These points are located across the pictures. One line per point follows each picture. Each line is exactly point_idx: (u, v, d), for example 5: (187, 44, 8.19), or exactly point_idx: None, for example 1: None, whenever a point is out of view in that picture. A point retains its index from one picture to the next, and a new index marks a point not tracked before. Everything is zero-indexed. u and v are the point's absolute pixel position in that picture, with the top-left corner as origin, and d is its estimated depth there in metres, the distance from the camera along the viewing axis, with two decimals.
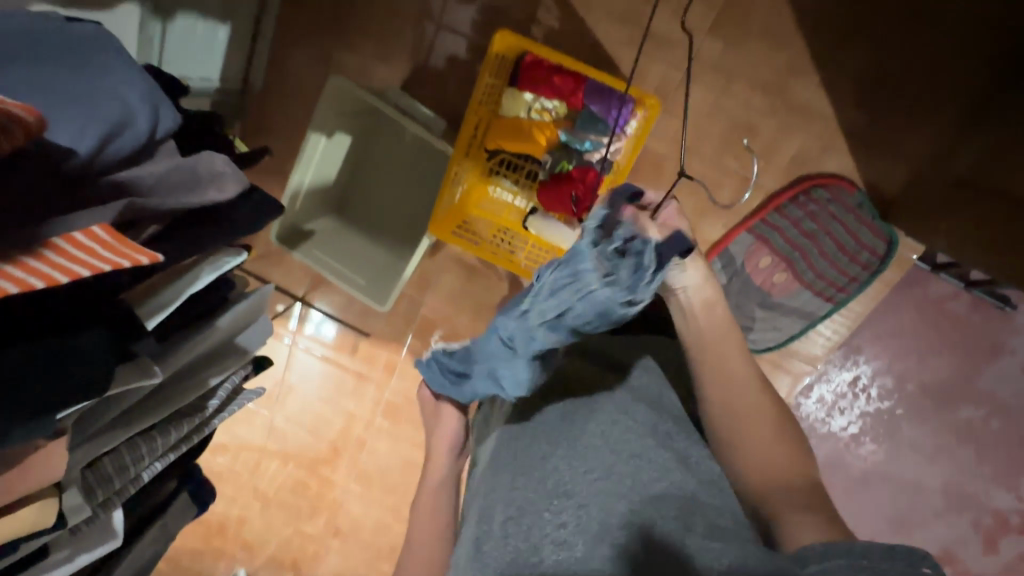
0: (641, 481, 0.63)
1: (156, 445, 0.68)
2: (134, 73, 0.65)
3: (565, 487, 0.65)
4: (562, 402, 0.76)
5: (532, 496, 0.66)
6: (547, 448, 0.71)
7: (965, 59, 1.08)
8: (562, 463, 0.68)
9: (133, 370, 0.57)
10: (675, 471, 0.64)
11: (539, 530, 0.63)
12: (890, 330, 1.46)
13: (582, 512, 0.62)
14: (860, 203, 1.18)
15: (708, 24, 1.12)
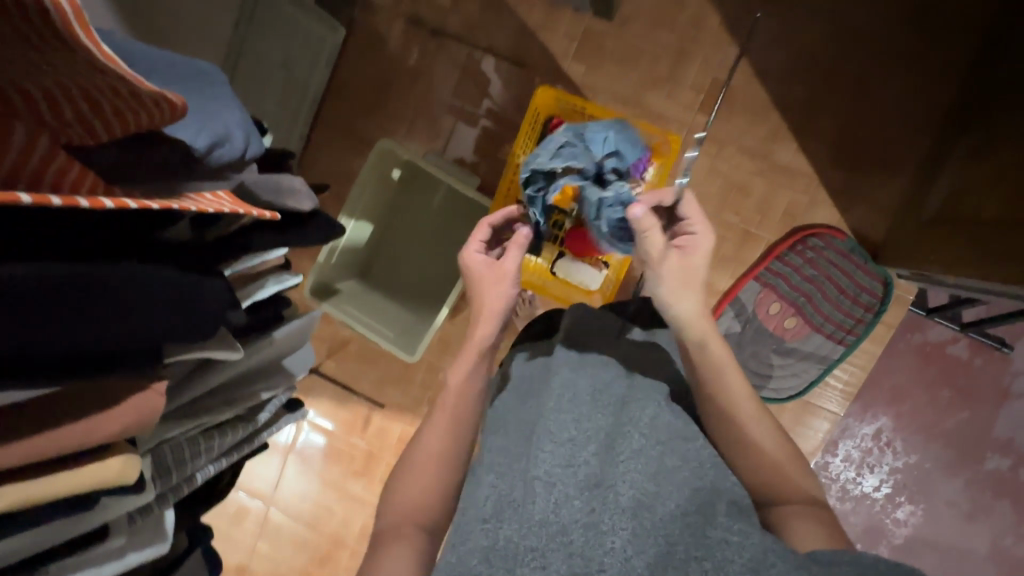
0: (670, 479, 0.62)
1: (212, 444, 0.68)
2: (236, 106, 0.74)
3: (595, 474, 0.61)
4: (588, 389, 0.72)
5: (561, 474, 0.61)
6: (574, 429, 0.66)
7: (915, 125, 1.28)
8: (594, 450, 0.64)
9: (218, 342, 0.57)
10: (700, 472, 0.64)
11: (568, 510, 0.57)
12: (904, 379, 1.49)
13: (595, 501, 0.58)
14: (851, 248, 1.31)
15: (698, 104, 1.33)
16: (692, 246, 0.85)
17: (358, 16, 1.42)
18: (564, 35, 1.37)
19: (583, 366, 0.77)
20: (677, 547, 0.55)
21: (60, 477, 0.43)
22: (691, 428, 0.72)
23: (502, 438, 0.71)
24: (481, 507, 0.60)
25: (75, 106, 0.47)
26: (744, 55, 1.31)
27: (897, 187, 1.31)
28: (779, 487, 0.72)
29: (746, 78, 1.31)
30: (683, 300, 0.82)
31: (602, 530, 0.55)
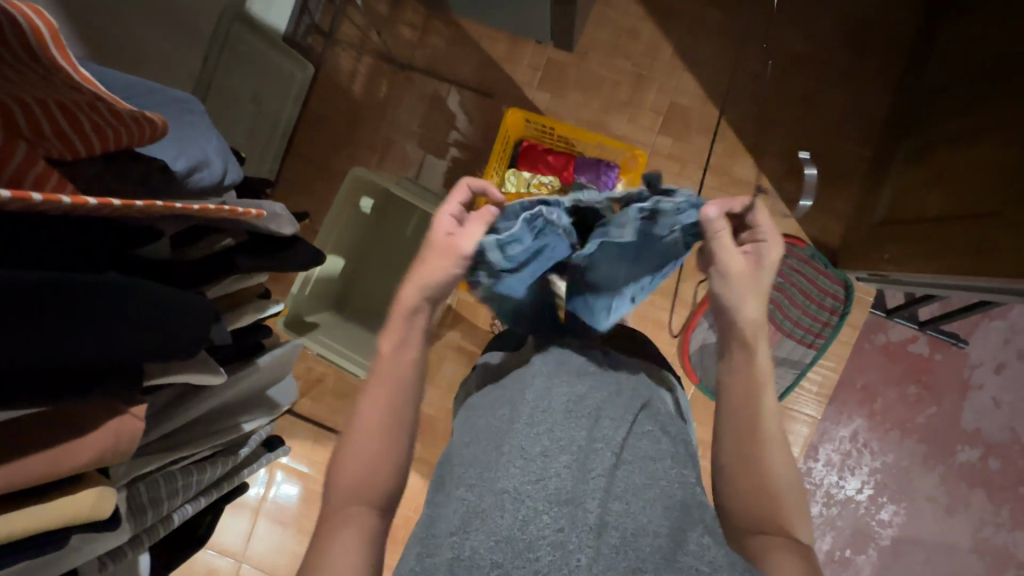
0: (640, 499, 0.60)
1: (190, 481, 0.62)
2: (214, 133, 0.73)
3: (565, 490, 0.59)
4: (562, 396, 0.69)
5: (530, 489, 0.59)
6: (546, 441, 0.64)
7: (856, 138, 1.39)
8: (566, 463, 0.61)
9: (197, 364, 0.54)
10: (672, 492, 0.62)
11: (536, 526, 0.56)
12: (873, 379, 1.55)
13: (562, 514, 0.57)
14: (811, 254, 1.38)
15: (658, 126, 1.41)
16: (762, 256, 0.70)
17: (326, 53, 1.45)
18: (528, 66, 1.43)
19: (560, 370, 0.73)
20: (643, 569, 0.53)
21: (29, 514, 0.39)
22: (664, 446, 0.67)
23: (474, 446, 0.68)
24: (450, 520, 0.59)
25: (53, 120, 0.46)
26: (697, 80, 1.40)
27: (846, 195, 1.40)
28: (763, 517, 0.65)
29: (700, 101, 1.40)
30: (751, 306, 0.69)
31: (569, 549, 0.54)
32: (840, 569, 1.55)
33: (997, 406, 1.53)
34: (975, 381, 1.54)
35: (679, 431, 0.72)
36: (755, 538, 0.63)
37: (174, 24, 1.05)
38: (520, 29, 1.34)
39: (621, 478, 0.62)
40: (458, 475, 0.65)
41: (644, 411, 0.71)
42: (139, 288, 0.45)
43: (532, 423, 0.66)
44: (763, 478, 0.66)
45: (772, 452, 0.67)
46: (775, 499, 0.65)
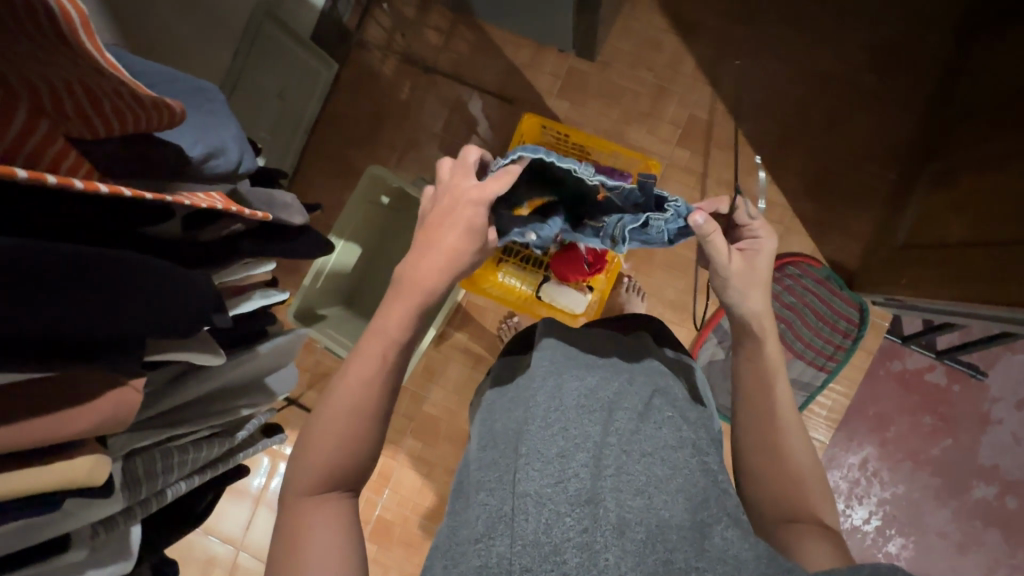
0: (660, 491, 0.56)
1: (188, 455, 0.64)
2: (231, 122, 0.75)
3: (587, 488, 0.54)
4: (573, 394, 0.65)
5: (551, 493, 0.54)
6: (561, 441, 0.59)
7: (879, 160, 1.36)
8: (584, 462, 0.57)
9: (196, 343, 0.56)
10: (692, 481, 0.59)
11: (561, 528, 0.50)
12: (886, 407, 1.50)
13: (585, 513, 0.52)
14: (826, 275, 1.36)
15: (676, 138, 1.40)
16: (756, 250, 0.75)
17: (352, 53, 1.48)
18: (549, 73, 1.44)
19: (568, 368, 0.69)
20: (674, 559, 0.49)
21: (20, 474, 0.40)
22: (684, 434, 0.64)
23: (490, 449, 0.65)
24: (474, 527, 0.54)
25: (75, 100, 0.47)
26: (718, 94, 1.39)
27: (866, 217, 1.37)
28: (791, 504, 0.66)
29: (721, 115, 1.39)
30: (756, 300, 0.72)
31: (597, 550, 0.49)
32: None
33: (1017, 443, 1.48)
34: (995, 415, 1.49)
35: (697, 422, 0.69)
36: (788, 529, 0.64)
37: (207, 17, 1.08)
38: (544, 37, 1.35)
39: (640, 469, 0.58)
40: (477, 481, 0.60)
41: (655, 399, 0.67)
42: (146, 265, 0.47)
43: (545, 422, 0.61)
44: (781, 465, 0.68)
45: (795, 440, 0.69)
46: (803, 488, 0.66)
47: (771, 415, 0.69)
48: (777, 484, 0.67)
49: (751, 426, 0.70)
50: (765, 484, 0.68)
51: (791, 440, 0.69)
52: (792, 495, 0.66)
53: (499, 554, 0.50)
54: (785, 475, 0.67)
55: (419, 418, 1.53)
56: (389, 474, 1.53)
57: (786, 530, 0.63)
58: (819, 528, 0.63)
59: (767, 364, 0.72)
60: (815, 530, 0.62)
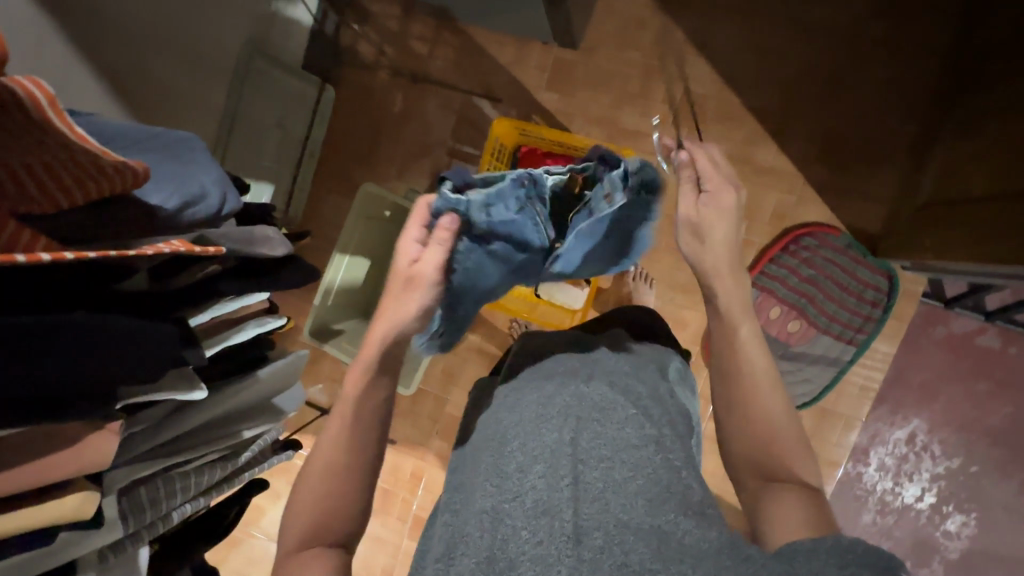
0: (617, 495, 0.54)
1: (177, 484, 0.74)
2: (212, 164, 0.82)
3: (543, 499, 0.53)
4: (533, 407, 0.65)
5: (509, 508, 0.54)
6: (521, 456, 0.59)
7: (898, 112, 1.25)
8: (540, 474, 0.56)
9: (163, 385, 0.62)
10: (654, 480, 0.56)
11: (516, 542, 0.50)
12: (933, 376, 1.37)
13: (540, 523, 0.51)
14: (848, 244, 1.27)
15: (671, 116, 1.35)
16: (720, 191, 0.72)
17: (345, 74, 1.53)
18: (535, 67, 1.42)
19: (533, 384, 0.70)
20: (629, 561, 0.47)
21: (26, 510, 0.50)
22: (646, 432, 0.62)
23: (460, 472, 0.67)
24: (437, 549, 0.56)
25: (34, 176, 0.54)
26: (712, 65, 1.33)
27: (889, 177, 1.27)
28: (770, 462, 0.64)
29: (717, 86, 1.32)
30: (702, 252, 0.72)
31: (549, 563, 0.48)
32: None
33: None
34: None
35: (665, 421, 0.66)
36: (763, 490, 0.62)
37: (200, 64, 1.16)
38: (524, 33, 1.34)
39: (597, 474, 0.56)
40: (445, 505, 0.63)
41: (615, 398, 0.65)
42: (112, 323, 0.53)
43: (505, 442, 0.62)
44: (759, 425, 0.65)
45: (773, 396, 0.66)
46: (783, 444, 0.64)
47: (744, 376, 0.67)
48: (754, 447, 0.65)
49: (724, 388, 0.68)
50: (743, 444, 0.66)
51: (769, 397, 0.66)
52: (771, 453, 0.64)
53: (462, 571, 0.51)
54: (765, 432, 0.65)
55: (444, 418, 1.58)
56: (420, 473, 1.59)
57: (764, 492, 0.62)
58: (798, 485, 0.61)
59: (736, 321, 0.70)
60: (792, 486, 0.61)
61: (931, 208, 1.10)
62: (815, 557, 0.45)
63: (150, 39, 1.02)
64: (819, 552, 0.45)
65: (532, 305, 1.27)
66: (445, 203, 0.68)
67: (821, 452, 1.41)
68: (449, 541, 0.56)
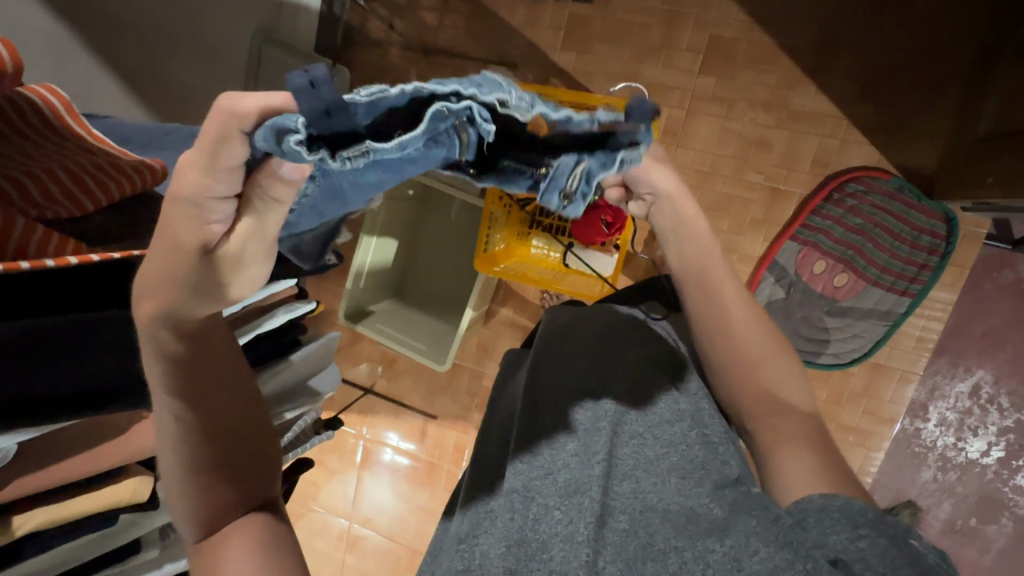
0: (651, 473, 0.54)
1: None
2: None
3: (574, 477, 0.54)
4: (560, 381, 0.64)
5: (539, 485, 0.54)
6: (551, 432, 0.59)
7: (955, 35, 1.13)
8: (573, 451, 0.57)
9: None
10: (688, 457, 0.56)
11: (547, 523, 0.51)
12: (1000, 324, 1.27)
13: (570, 501, 0.52)
14: (898, 187, 1.18)
15: (698, 65, 1.27)
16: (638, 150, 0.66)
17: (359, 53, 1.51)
18: (550, 27, 1.36)
19: (549, 348, 0.68)
20: (655, 541, 0.47)
21: (83, 496, 0.63)
22: (682, 406, 0.61)
23: (490, 449, 0.67)
24: (460, 527, 0.55)
25: (56, 180, 0.57)
26: (739, 4, 1.23)
27: (943, 110, 1.16)
28: (767, 400, 0.59)
29: (746, 25, 1.23)
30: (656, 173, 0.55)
31: (578, 542, 0.48)
32: (964, 539, 1.34)
33: None
34: None
35: (702, 391, 0.65)
36: (761, 435, 0.58)
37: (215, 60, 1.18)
38: None
39: (629, 451, 0.57)
40: (471, 481, 0.64)
41: (647, 372, 0.64)
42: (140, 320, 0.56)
43: (527, 413, 0.61)
44: (748, 361, 0.60)
45: (760, 334, 0.60)
46: (778, 381, 0.59)
47: (728, 312, 0.61)
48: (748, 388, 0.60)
49: (706, 326, 0.61)
50: (735, 387, 0.60)
51: (755, 332, 0.60)
52: (765, 393, 0.59)
53: (483, 553, 0.50)
54: (760, 374, 0.60)
55: (482, 392, 1.60)
56: (463, 446, 1.63)
57: (765, 437, 0.58)
58: (799, 423, 0.58)
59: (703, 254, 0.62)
60: (793, 424, 0.58)
61: (998, 138, 0.99)
62: (826, 516, 0.45)
63: (164, 37, 1.03)
64: (829, 510, 0.45)
65: (561, 274, 1.24)
66: (275, 144, 0.29)
67: (873, 407, 1.35)
68: (470, 520, 0.56)
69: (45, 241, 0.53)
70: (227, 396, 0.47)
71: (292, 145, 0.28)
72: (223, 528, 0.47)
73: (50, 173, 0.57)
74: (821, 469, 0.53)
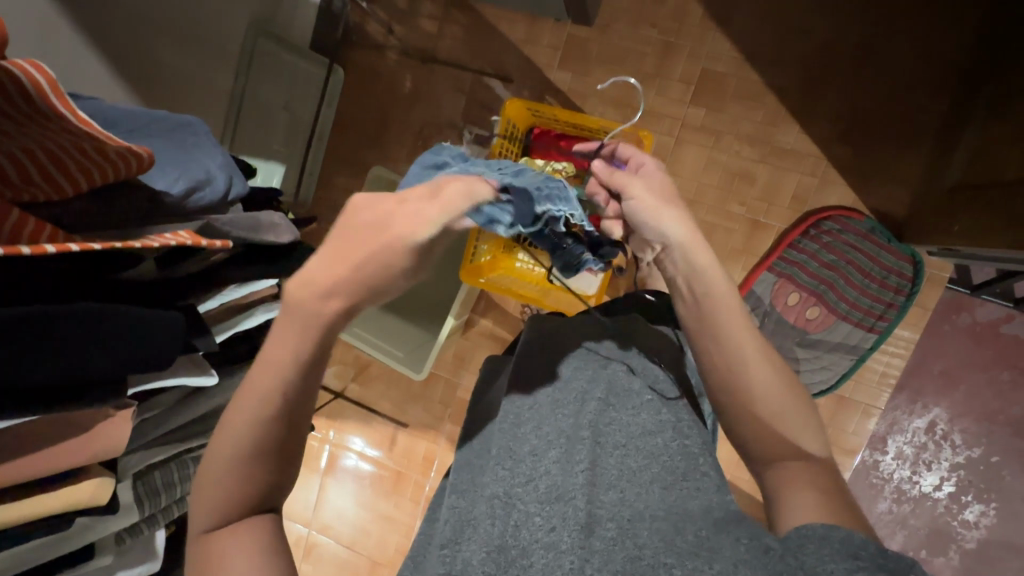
0: (633, 484, 0.54)
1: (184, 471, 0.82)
2: (200, 151, 0.78)
3: (556, 484, 0.54)
4: (546, 390, 0.64)
5: (520, 492, 0.54)
6: (534, 439, 0.59)
7: (928, 88, 1.20)
8: (555, 458, 0.56)
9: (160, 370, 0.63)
10: (669, 467, 0.57)
11: (528, 530, 0.50)
12: (956, 364, 1.33)
13: (553, 511, 0.51)
14: (871, 228, 1.23)
15: (689, 96, 1.31)
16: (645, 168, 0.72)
17: (354, 54, 1.50)
18: (547, 46, 1.38)
19: (537, 363, 0.67)
20: (643, 555, 0.46)
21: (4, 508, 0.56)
22: (663, 417, 0.61)
23: (468, 457, 0.65)
24: (442, 532, 0.55)
25: (36, 162, 0.55)
26: (731, 41, 1.27)
27: (913, 158, 1.22)
28: (781, 438, 0.58)
29: (737, 61, 1.28)
30: (664, 224, 0.62)
31: (561, 551, 0.48)
32: None
33: None
34: None
35: (680, 402, 0.66)
36: (774, 472, 0.58)
37: (204, 45, 1.15)
38: (535, 9, 1.29)
39: (613, 461, 0.56)
40: (451, 487, 0.62)
41: (630, 383, 0.64)
42: (100, 317, 0.53)
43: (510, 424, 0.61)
44: (758, 402, 0.58)
45: (784, 372, 0.60)
46: (800, 426, 0.58)
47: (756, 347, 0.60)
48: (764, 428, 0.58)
49: (714, 363, 0.60)
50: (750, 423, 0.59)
51: (780, 372, 0.59)
52: (785, 434, 0.58)
53: (465, 560, 0.50)
54: (779, 415, 0.58)
55: (456, 402, 1.58)
56: (432, 456, 1.61)
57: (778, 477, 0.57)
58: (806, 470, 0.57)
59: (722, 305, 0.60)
60: (802, 470, 0.57)
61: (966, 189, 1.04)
62: (825, 544, 0.44)
63: (155, 20, 1.00)
64: (831, 539, 0.44)
65: (542, 291, 1.24)
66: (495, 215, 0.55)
67: (836, 438, 1.40)
68: (450, 525, 0.55)
69: (20, 226, 0.50)
70: (304, 395, 0.47)
71: (500, 223, 0.56)
72: (230, 523, 0.47)
73: (29, 152, 0.54)
74: (826, 501, 0.52)
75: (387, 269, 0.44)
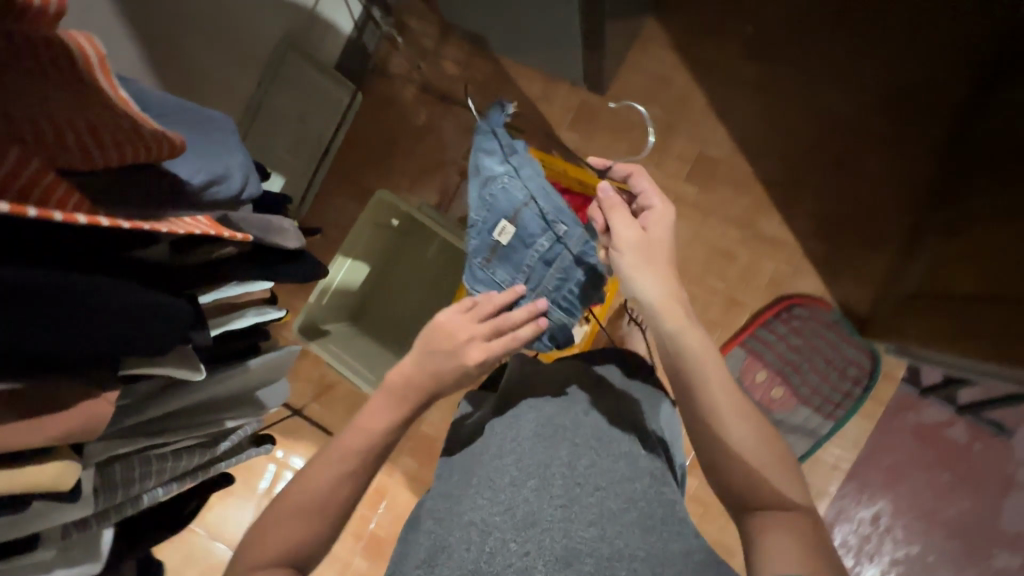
0: (614, 522, 0.55)
1: (150, 467, 0.73)
2: (228, 150, 0.78)
3: (533, 512, 0.55)
4: (528, 423, 0.65)
5: (498, 520, 0.54)
6: (514, 470, 0.59)
7: (894, 202, 1.33)
8: (533, 487, 0.57)
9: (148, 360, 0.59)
10: (647, 512, 0.58)
11: (504, 557, 0.52)
12: (902, 460, 1.39)
13: (532, 540, 0.53)
14: (836, 319, 1.32)
15: (684, 173, 1.40)
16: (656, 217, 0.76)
17: (375, 81, 1.55)
18: (560, 106, 1.47)
19: (523, 406, 0.69)
20: None
21: None
22: (641, 463, 0.63)
23: (443, 484, 0.64)
24: (418, 554, 0.55)
25: (77, 133, 0.54)
26: (727, 131, 1.39)
27: (878, 263, 1.34)
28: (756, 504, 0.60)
29: (731, 151, 1.38)
30: (636, 282, 0.72)
31: None
32: None
33: None
34: None
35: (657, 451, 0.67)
36: (753, 517, 0.59)
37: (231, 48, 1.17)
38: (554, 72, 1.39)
39: (592, 498, 0.57)
40: (425, 510, 0.61)
41: (610, 428, 0.66)
42: (105, 294, 0.51)
43: (489, 455, 0.62)
44: (734, 445, 0.62)
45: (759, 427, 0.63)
46: (775, 474, 0.61)
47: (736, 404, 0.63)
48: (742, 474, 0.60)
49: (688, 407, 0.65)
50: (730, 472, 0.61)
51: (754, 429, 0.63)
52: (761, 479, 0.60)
53: None
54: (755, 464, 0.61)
55: (417, 435, 1.55)
56: (383, 490, 1.55)
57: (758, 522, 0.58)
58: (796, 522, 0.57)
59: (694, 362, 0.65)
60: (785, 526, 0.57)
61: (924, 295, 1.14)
62: None
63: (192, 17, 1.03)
64: None
65: None
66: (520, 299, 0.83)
67: None
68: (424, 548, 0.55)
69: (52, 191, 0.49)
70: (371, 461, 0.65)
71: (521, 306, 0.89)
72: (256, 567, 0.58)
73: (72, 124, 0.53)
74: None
75: (451, 369, 0.69)
